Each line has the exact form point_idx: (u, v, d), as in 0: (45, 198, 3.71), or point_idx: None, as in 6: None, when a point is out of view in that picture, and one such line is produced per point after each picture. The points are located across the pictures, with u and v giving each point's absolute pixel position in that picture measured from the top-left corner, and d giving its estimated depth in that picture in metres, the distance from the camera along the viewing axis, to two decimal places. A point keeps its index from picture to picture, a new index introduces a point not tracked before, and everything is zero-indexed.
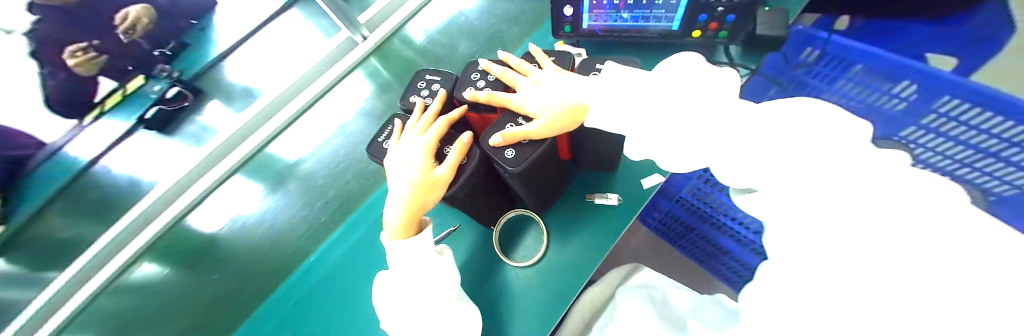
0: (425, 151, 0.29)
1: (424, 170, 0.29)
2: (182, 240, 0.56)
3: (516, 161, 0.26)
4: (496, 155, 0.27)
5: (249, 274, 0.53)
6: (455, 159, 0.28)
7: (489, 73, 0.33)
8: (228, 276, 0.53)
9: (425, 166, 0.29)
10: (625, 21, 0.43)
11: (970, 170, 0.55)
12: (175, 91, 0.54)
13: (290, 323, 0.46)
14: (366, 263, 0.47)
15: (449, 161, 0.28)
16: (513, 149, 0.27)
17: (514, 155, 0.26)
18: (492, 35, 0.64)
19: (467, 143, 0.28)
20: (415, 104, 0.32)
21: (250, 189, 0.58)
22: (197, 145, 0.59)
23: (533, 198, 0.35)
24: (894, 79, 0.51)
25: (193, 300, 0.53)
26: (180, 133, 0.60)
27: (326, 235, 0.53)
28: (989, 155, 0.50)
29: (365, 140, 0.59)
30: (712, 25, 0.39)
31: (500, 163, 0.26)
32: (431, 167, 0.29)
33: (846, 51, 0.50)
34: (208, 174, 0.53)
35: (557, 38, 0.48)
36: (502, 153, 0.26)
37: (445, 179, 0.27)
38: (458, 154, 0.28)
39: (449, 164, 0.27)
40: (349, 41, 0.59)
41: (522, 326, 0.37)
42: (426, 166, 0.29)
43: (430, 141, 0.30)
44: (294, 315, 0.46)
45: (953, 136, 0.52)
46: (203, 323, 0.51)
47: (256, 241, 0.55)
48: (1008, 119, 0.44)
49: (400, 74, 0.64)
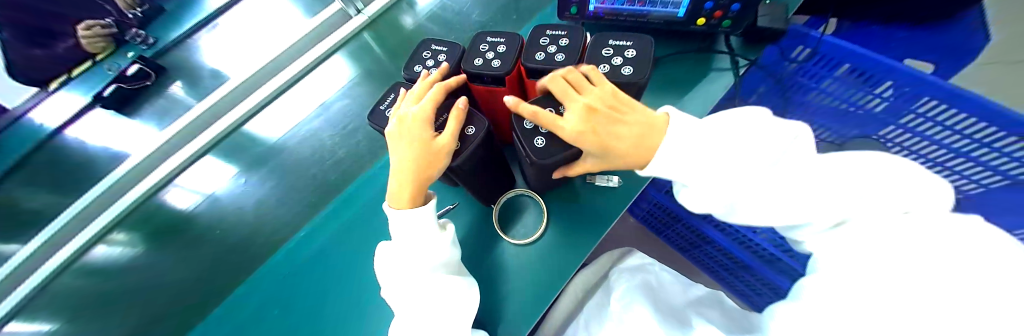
0: (421, 117, 0.28)
1: (421, 136, 0.28)
2: (155, 217, 0.53)
3: (541, 154, 0.26)
4: (524, 149, 0.27)
5: (230, 252, 0.50)
6: (455, 124, 0.27)
7: (497, 44, 0.31)
8: (204, 254, 0.51)
9: (421, 132, 0.28)
10: (632, 4, 0.42)
11: (949, 172, 0.58)
12: (135, 68, 0.56)
13: (277, 299, 0.44)
14: (364, 236, 0.45)
15: (449, 125, 0.27)
16: (542, 139, 0.27)
17: (542, 150, 0.27)
18: (493, 15, 0.62)
19: (463, 107, 0.28)
20: (419, 74, 0.32)
21: (227, 167, 0.55)
22: (158, 127, 0.60)
23: (536, 177, 0.35)
24: (877, 81, 0.54)
25: (165, 279, 0.50)
26: (140, 116, 0.61)
27: (312, 213, 0.51)
28: (962, 155, 0.53)
29: (359, 117, 0.57)
30: (717, 13, 0.40)
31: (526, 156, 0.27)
32: (427, 131, 0.28)
33: (836, 50, 0.52)
34: (192, 142, 0.50)
35: (562, 19, 0.48)
36: (532, 141, 0.27)
37: (446, 145, 0.27)
38: (457, 120, 0.28)
39: (449, 129, 0.27)
40: (341, 14, 0.58)
41: (518, 302, 0.37)
42: (423, 131, 0.28)
43: (426, 106, 0.29)
44: (280, 292, 0.45)
45: (930, 137, 0.55)
46: (175, 303, 0.48)
47: (240, 213, 0.53)
48: (983, 122, 0.47)
49: (397, 51, 0.62)
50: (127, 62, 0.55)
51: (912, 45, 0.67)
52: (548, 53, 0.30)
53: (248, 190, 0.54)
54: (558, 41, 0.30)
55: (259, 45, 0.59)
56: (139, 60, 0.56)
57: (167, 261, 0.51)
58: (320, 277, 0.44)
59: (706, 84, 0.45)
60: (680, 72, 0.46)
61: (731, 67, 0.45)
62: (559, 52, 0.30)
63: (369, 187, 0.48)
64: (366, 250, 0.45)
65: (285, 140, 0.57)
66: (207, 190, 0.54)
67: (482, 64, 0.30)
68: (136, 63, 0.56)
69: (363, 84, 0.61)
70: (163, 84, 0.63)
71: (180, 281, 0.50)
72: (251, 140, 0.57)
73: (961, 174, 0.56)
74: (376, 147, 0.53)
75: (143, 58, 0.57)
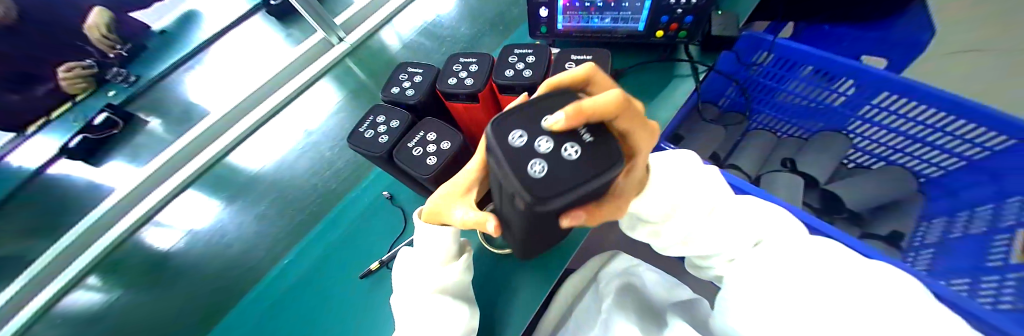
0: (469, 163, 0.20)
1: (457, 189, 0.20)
2: (132, 257, 0.51)
3: (575, 176, 0.09)
4: (531, 163, 0.09)
5: (209, 287, 0.48)
6: (474, 220, 0.18)
7: (471, 63, 0.33)
8: (181, 292, 0.48)
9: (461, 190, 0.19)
10: (596, 21, 0.46)
11: (909, 158, 0.61)
12: (103, 117, 0.56)
13: (263, 330, 0.43)
14: (354, 256, 0.45)
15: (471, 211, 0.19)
16: (543, 164, 0.09)
17: (580, 164, 0.09)
18: (472, 36, 0.65)
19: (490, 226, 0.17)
20: (397, 95, 0.33)
21: (204, 203, 0.53)
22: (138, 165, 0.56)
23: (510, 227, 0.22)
24: (834, 77, 0.58)
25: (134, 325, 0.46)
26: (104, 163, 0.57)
27: (296, 240, 0.50)
28: (918, 141, 0.57)
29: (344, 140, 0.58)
30: (673, 26, 0.43)
31: (539, 191, 0.08)
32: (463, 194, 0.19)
33: (790, 52, 0.57)
34: (181, 170, 0.52)
35: (535, 38, 0.51)
36: (526, 169, 0.09)
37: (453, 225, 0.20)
38: (482, 228, 0.18)
39: (466, 220, 0.18)
40: (324, 42, 0.62)
41: (506, 310, 0.37)
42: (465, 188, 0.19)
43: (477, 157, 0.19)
44: (265, 322, 0.43)
45: (887, 125, 0.59)
46: None
47: (228, 240, 0.51)
48: (934, 108, 0.51)
49: (379, 75, 0.63)
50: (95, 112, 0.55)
51: (860, 43, 0.72)
52: (516, 69, 0.31)
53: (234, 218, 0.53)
54: (526, 59, 0.32)
55: (244, 77, 0.61)
56: (107, 110, 0.56)
57: (154, 297, 0.48)
58: (306, 304, 0.43)
59: (670, 90, 0.48)
60: (647, 79, 0.49)
61: (691, 73, 0.49)
62: (527, 68, 0.31)
63: (353, 208, 0.49)
64: (353, 270, 0.45)
65: (269, 166, 0.57)
66: (187, 222, 0.53)
67: (456, 83, 0.32)
68: (105, 112, 0.56)
69: (347, 107, 0.61)
70: (137, 128, 0.59)
71: (163, 319, 0.47)
72: (233, 171, 0.56)
73: (921, 159, 0.59)
74: (361, 168, 0.54)
75: (111, 107, 0.57)
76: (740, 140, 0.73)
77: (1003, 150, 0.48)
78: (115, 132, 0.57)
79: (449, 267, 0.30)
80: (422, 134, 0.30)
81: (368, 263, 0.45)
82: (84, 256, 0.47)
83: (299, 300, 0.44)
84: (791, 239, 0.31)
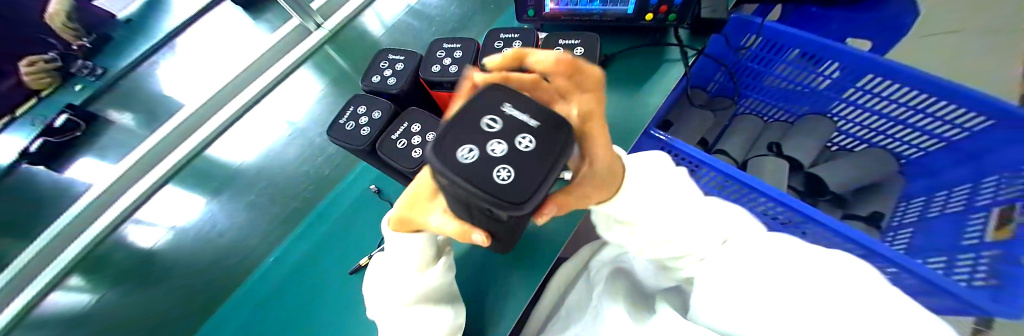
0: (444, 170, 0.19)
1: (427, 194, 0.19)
2: (112, 259, 0.48)
3: (543, 168, 0.06)
4: (489, 161, 0.06)
5: (198, 284, 0.47)
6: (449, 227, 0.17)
7: (454, 49, 0.32)
8: (170, 288, 0.47)
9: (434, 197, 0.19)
10: (584, 4, 0.45)
11: (890, 140, 0.63)
12: (63, 119, 0.52)
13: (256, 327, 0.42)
14: (346, 250, 0.45)
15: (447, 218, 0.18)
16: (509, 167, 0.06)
17: (547, 153, 0.07)
18: (457, 19, 0.63)
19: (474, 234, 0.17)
20: (378, 84, 0.32)
21: (188, 199, 0.52)
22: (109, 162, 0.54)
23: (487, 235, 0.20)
24: (821, 61, 0.58)
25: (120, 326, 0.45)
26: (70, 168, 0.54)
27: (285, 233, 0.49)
28: (900, 123, 0.58)
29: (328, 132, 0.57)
30: (662, 8, 0.42)
31: (513, 204, 0.06)
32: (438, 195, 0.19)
33: (779, 35, 0.57)
34: (164, 160, 0.50)
35: (521, 22, 0.49)
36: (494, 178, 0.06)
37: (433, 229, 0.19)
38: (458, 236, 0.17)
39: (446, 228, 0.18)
40: (300, 29, 0.59)
41: (496, 299, 0.38)
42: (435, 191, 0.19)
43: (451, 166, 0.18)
44: (258, 319, 0.43)
45: (871, 108, 0.60)
46: None
47: (218, 231, 0.50)
48: (917, 90, 0.52)
49: (362, 61, 0.61)
50: (54, 113, 0.51)
51: (846, 25, 0.73)
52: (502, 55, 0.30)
53: (218, 214, 0.52)
54: (512, 43, 0.31)
55: (218, 67, 0.59)
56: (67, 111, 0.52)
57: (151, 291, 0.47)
58: (299, 298, 0.43)
59: (660, 75, 0.48)
60: (634, 64, 0.49)
61: (680, 58, 0.49)
62: None
63: (343, 201, 0.49)
64: (346, 264, 0.44)
65: (250, 161, 0.55)
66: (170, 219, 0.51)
67: (440, 70, 0.31)
68: (65, 113, 0.52)
69: (329, 96, 0.60)
70: (103, 129, 0.57)
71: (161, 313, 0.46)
72: (215, 164, 0.54)
73: (901, 141, 0.61)
74: (349, 159, 0.53)
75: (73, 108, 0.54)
76: (729, 125, 0.73)
77: (980, 131, 0.49)
78: (76, 134, 0.55)
79: (424, 274, 0.29)
80: (405, 125, 0.29)
81: (357, 257, 0.44)
82: (68, 251, 0.45)
83: (290, 296, 0.43)
84: (756, 236, 0.30)
